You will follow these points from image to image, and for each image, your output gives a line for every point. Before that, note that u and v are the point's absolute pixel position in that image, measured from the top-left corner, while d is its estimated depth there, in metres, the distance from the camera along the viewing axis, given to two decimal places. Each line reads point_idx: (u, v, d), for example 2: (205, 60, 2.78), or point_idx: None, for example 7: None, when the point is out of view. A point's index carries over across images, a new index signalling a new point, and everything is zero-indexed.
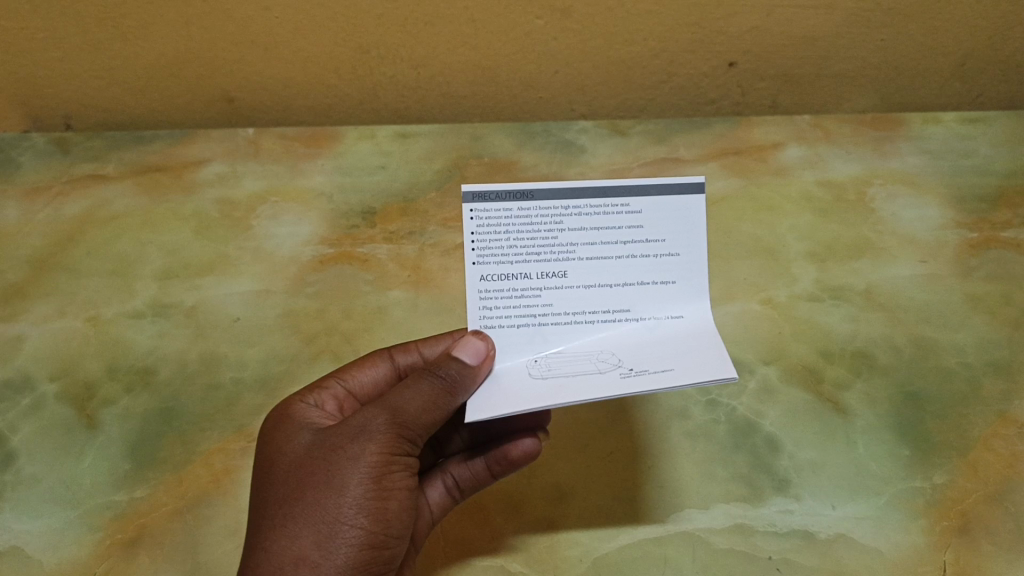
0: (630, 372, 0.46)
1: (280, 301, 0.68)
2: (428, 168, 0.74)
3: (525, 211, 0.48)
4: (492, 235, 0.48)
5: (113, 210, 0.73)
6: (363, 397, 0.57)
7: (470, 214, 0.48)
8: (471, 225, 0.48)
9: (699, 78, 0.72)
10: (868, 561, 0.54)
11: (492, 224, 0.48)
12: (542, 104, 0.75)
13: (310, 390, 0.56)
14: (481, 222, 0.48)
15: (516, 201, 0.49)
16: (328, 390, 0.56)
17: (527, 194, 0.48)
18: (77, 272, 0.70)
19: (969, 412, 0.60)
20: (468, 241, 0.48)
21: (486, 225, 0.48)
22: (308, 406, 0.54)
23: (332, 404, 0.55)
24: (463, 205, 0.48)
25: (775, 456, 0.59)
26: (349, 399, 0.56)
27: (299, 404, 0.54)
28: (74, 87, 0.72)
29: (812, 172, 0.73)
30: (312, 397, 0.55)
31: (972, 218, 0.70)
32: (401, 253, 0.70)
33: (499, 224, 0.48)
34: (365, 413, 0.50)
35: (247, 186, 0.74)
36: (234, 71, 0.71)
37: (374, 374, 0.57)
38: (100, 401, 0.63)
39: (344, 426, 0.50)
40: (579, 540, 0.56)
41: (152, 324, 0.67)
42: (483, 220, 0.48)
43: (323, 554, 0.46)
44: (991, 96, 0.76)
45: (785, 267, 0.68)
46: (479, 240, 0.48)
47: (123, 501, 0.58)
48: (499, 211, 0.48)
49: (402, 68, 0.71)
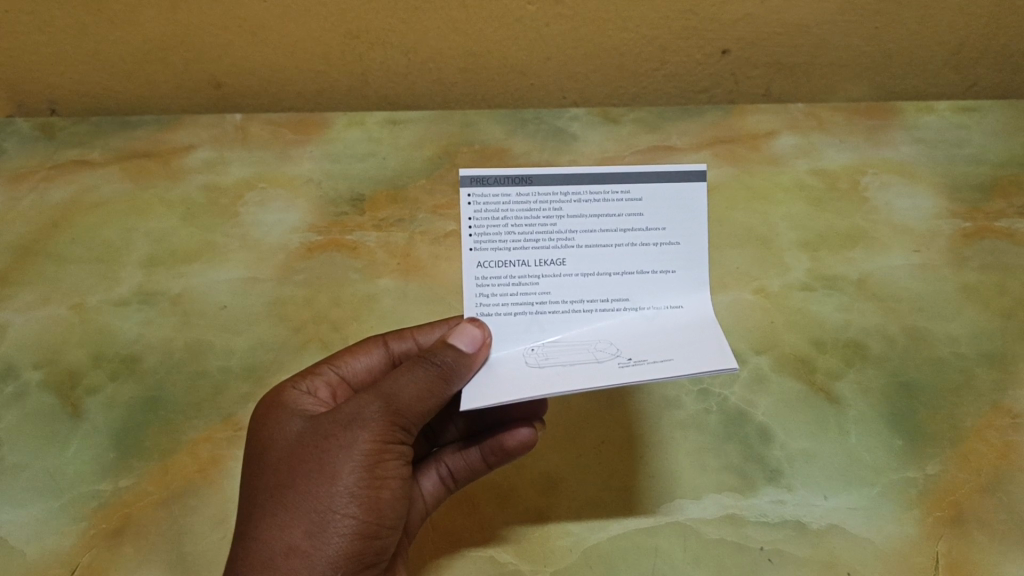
0: (629, 362, 0.45)
1: (267, 289, 0.67)
2: (418, 156, 0.73)
3: (523, 196, 0.48)
4: (490, 220, 0.47)
5: (99, 196, 0.72)
6: (356, 383, 0.56)
7: (468, 199, 0.47)
8: (468, 210, 0.47)
9: (692, 66, 0.72)
10: (860, 552, 0.54)
11: (490, 209, 0.48)
12: (533, 91, 0.74)
13: (303, 376, 0.55)
14: (479, 207, 0.47)
15: (515, 186, 0.48)
16: (321, 376, 0.55)
17: (526, 178, 0.48)
18: (62, 259, 0.69)
19: (963, 402, 0.59)
20: (465, 226, 0.47)
21: (484, 210, 0.47)
22: (301, 392, 0.54)
23: (325, 391, 0.55)
24: (461, 189, 0.47)
25: (767, 447, 0.58)
26: (342, 385, 0.56)
27: (292, 390, 0.54)
28: (59, 72, 0.71)
29: (806, 161, 0.72)
30: (304, 383, 0.54)
31: (967, 207, 0.69)
32: (391, 241, 0.69)
33: (497, 209, 0.48)
34: (358, 400, 0.49)
35: (235, 172, 0.73)
36: (221, 56, 0.70)
37: (369, 361, 0.57)
38: (84, 389, 0.62)
39: (337, 413, 0.49)
40: (570, 530, 0.55)
41: (138, 312, 0.66)
42: (481, 205, 0.47)
43: (314, 544, 0.46)
44: (985, 86, 0.75)
45: (778, 256, 0.67)
46: (477, 226, 0.47)
47: (107, 490, 0.57)
48: (498, 196, 0.48)
49: (392, 54, 0.70)
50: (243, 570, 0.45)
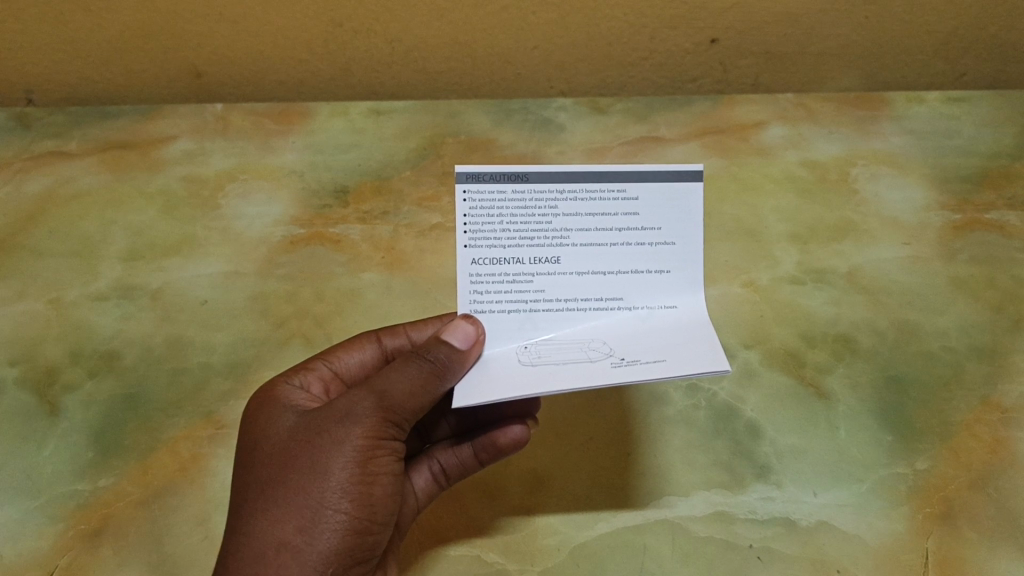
0: (620, 362, 0.45)
1: (249, 283, 0.65)
2: (402, 147, 0.72)
3: (520, 194, 0.47)
4: (486, 217, 0.47)
5: (77, 188, 0.71)
6: (350, 379, 0.55)
7: (463, 196, 0.46)
8: (464, 207, 0.46)
9: (680, 56, 0.71)
10: (850, 550, 0.53)
11: (486, 206, 0.47)
12: (519, 80, 0.73)
13: (295, 371, 0.54)
14: (474, 204, 0.47)
15: (511, 183, 0.47)
16: (314, 371, 0.54)
17: (523, 176, 0.47)
18: (39, 253, 0.67)
19: (953, 397, 0.59)
20: (460, 223, 0.46)
21: (480, 207, 0.47)
22: (293, 387, 0.53)
23: (318, 386, 0.54)
24: (456, 185, 0.46)
25: (756, 442, 0.58)
26: (335, 381, 0.55)
27: (284, 385, 0.53)
28: (35, 61, 0.69)
29: (795, 152, 0.71)
30: (297, 378, 0.53)
31: (957, 199, 0.69)
32: (375, 234, 0.68)
33: (493, 206, 0.47)
34: (351, 396, 0.48)
35: (214, 164, 0.71)
36: (201, 46, 0.69)
37: (362, 357, 0.56)
38: (62, 387, 0.61)
39: (330, 408, 0.48)
40: (557, 528, 0.55)
41: (117, 307, 0.65)
42: (476, 202, 0.47)
43: (305, 539, 0.44)
44: (975, 76, 0.74)
45: (767, 249, 0.66)
46: (472, 223, 0.46)
47: (86, 490, 0.56)
48: (494, 193, 0.47)
49: (375, 43, 0.68)
50: (232, 564, 0.44)
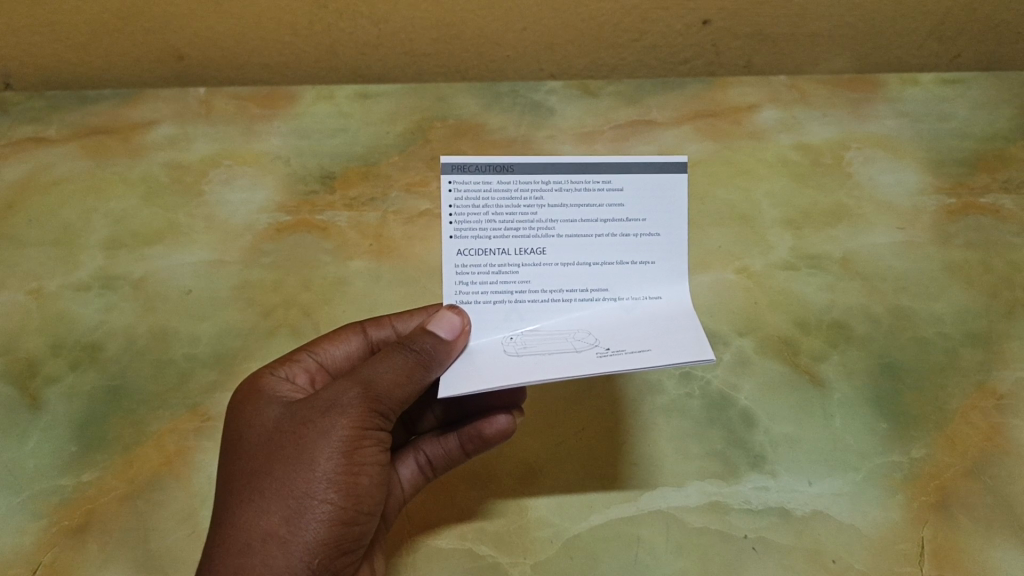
0: (606, 352, 0.44)
1: (234, 272, 0.64)
2: (390, 131, 0.71)
3: (505, 184, 0.46)
4: (471, 208, 0.46)
5: (56, 175, 0.69)
6: (335, 370, 0.54)
7: (449, 186, 0.45)
8: (449, 197, 0.45)
9: (673, 36, 0.68)
10: (845, 539, 0.53)
11: (472, 196, 0.46)
12: (508, 63, 0.71)
13: (281, 362, 0.53)
14: (460, 194, 0.45)
15: (497, 174, 0.46)
16: (300, 362, 0.53)
17: (508, 167, 0.46)
18: (19, 241, 0.66)
19: (948, 384, 0.59)
20: (446, 214, 0.45)
21: (465, 198, 0.46)
22: (279, 378, 0.51)
23: (303, 377, 0.52)
24: (441, 176, 0.45)
25: (751, 431, 0.57)
26: (321, 372, 0.54)
27: (269, 376, 0.51)
28: (8, 46, 0.67)
29: (788, 136, 0.71)
30: (283, 369, 0.52)
31: (952, 182, 0.68)
32: (362, 220, 0.66)
33: (478, 196, 0.46)
34: (337, 387, 0.47)
35: (198, 149, 0.70)
36: (181, 30, 0.66)
37: (347, 348, 0.55)
38: (44, 379, 0.60)
39: (316, 399, 0.47)
40: (548, 520, 0.54)
41: (99, 297, 0.63)
42: (462, 192, 0.46)
43: (291, 530, 0.43)
44: (970, 57, 0.72)
45: (761, 235, 0.66)
46: (457, 213, 0.45)
47: (69, 486, 0.55)
48: (479, 183, 0.46)
49: (360, 25, 0.66)
50: (218, 556, 0.43)
